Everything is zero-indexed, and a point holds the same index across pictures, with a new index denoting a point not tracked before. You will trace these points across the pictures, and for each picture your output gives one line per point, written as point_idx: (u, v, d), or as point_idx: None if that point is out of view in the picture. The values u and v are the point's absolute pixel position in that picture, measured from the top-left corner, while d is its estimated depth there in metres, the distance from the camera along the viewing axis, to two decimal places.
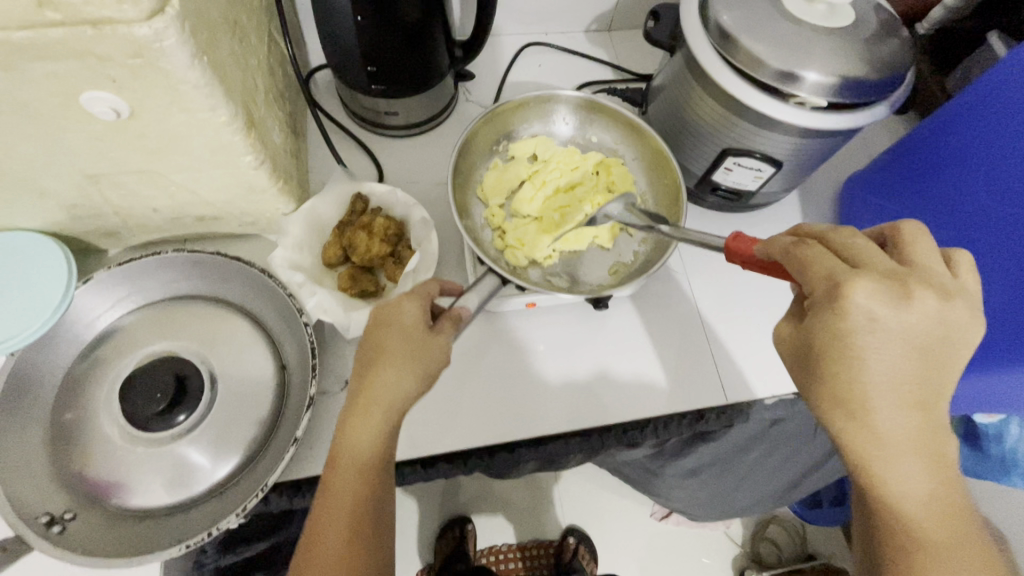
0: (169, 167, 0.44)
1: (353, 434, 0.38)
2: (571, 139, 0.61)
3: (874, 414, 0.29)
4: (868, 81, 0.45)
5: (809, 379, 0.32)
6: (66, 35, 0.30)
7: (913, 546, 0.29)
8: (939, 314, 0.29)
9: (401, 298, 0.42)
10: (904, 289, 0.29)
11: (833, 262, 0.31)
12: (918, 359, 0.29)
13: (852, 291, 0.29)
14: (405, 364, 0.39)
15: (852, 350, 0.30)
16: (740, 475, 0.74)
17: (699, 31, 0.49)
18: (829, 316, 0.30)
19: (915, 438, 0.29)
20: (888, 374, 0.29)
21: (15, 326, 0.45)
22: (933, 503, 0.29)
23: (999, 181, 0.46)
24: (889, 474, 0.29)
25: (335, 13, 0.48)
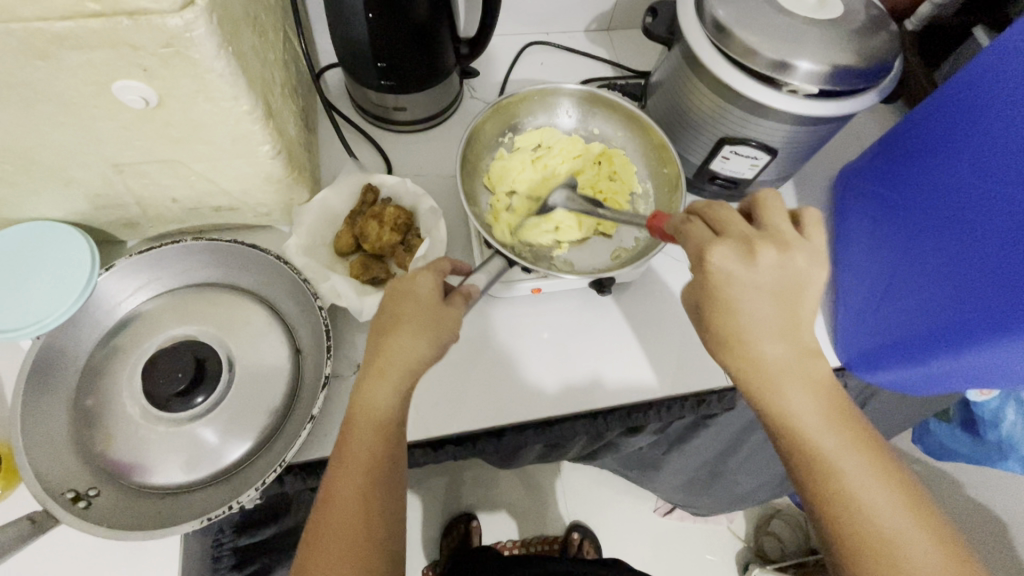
0: (191, 157, 0.46)
1: (371, 394, 0.41)
2: (574, 131, 0.63)
3: (754, 349, 0.37)
4: (859, 69, 0.48)
5: (706, 330, 0.39)
6: (104, 25, 0.32)
7: (811, 455, 0.36)
8: (783, 263, 0.37)
9: (417, 272, 0.45)
10: (750, 247, 0.37)
11: (702, 231, 0.39)
12: (778, 300, 0.37)
13: (712, 254, 0.37)
14: (420, 329, 0.42)
15: (723, 301, 0.37)
16: (741, 460, 0.76)
17: (695, 25, 0.51)
18: (703, 278, 0.38)
19: (786, 364, 0.37)
20: (756, 316, 0.37)
21: (42, 311, 0.46)
22: (817, 416, 0.36)
23: (981, 160, 0.48)
24: (776, 397, 0.37)
25: (348, 11, 0.51)
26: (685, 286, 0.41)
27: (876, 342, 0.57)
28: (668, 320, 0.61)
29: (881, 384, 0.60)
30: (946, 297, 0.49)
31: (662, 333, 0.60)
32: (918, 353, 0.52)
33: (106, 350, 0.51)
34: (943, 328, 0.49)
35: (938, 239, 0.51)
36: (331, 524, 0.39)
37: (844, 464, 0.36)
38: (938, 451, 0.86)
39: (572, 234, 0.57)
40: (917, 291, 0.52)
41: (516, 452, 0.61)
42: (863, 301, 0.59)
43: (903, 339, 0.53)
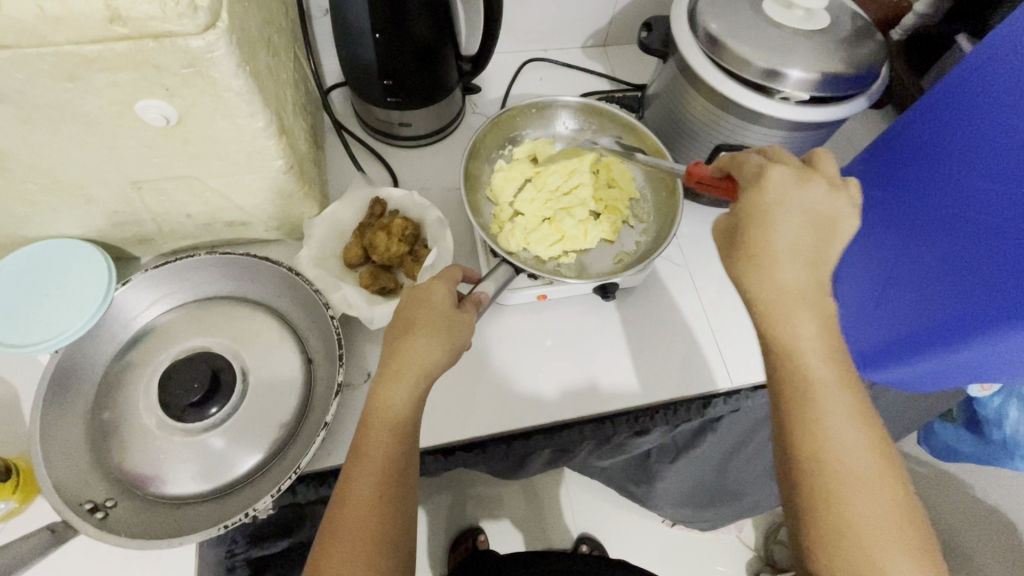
0: (207, 173, 0.47)
1: (388, 395, 0.42)
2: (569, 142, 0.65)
3: (778, 268, 0.40)
4: (847, 76, 0.50)
5: (739, 244, 0.42)
6: (131, 47, 0.34)
7: (800, 386, 0.39)
8: (831, 199, 0.41)
9: (431, 280, 0.47)
10: (805, 176, 0.41)
11: (755, 158, 0.43)
12: (816, 233, 0.40)
13: (770, 172, 0.41)
14: (434, 333, 0.43)
15: (764, 215, 0.40)
16: (748, 467, 0.76)
17: (689, 38, 0.54)
18: (756, 194, 0.41)
19: (805, 294, 0.40)
20: (792, 237, 0.40)
21: (78, 313, 0.48)
22: (816, 351, 0.39)
23: (973, 157, 0.50)
24: (788, 321, 0.39)
25: (356, 31, 0.53)
26: (727, 213, 0.44)
27: (877, 339, 0.58)
28: (673, 324, 0.62)
29: (882, 380, 0.61)
30: (947, 291, 0.49)
31: (668, 337, 0.61)
32: (922, 347, 0.52)
33: (122, 362, 0.52)
34: (944, 322, 0.49)
35: (933, 234, 0.52)
36: (347, 522, 0.40)
37: (829, 405, 0.38)
38: (943, 451, 0.86)
39: (576, 242, 0.58)
40: (918, 286, 0.53)
41: (525, 458, 0.62)
42: (865, 292, 0.60)
43: (906, 334, 0.54)
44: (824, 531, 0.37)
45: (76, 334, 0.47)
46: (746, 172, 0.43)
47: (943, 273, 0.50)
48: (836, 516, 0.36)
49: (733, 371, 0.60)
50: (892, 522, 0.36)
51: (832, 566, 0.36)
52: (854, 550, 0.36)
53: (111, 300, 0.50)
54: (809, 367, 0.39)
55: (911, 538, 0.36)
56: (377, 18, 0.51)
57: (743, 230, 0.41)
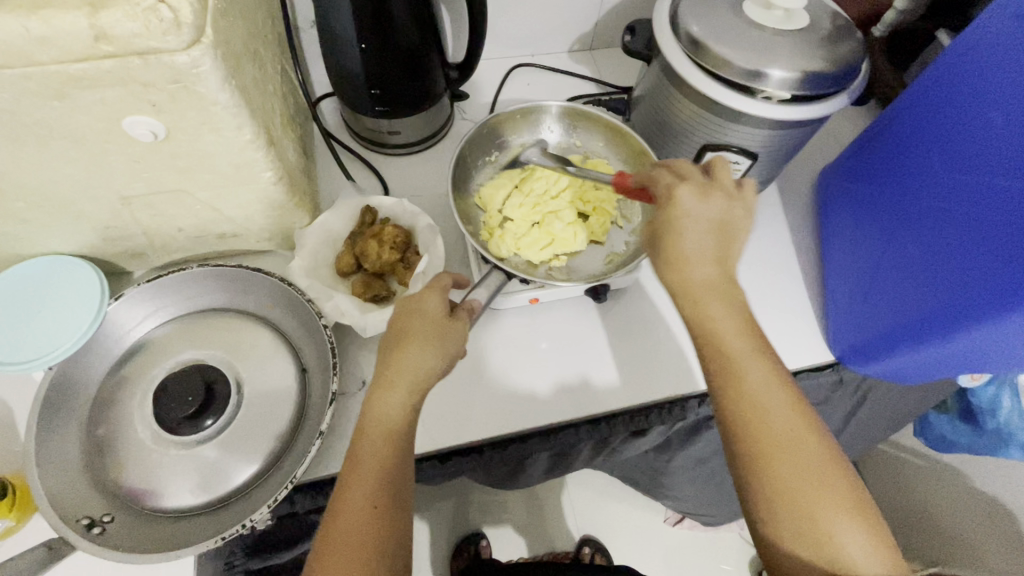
0: (197, 186, 0.48)
1: (383, 404, 0.42)
2: (559, 142, 0.66)
3: (689, 269, 0.42)
4: (829, 74, 0.50)
5: (657, 249, 0.44)
6: (117, 65, 0.34)
7: (722, 360, 0.41)
8: (724, 208, 0.43)
9: (424, 290, 0.47)
10: (705, 192, 0.44)
11: (666, 176, 0.45)
12: (716, 235, 0.43)
13: (675, 192, 0.44)
14: (428, 342, 0.43)
15: (675, 227, 0.43)
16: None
17: (672, 40, 0.54)
18: (665, 210, 0.44)
19: (714, 286, 0.42)
20: (700, 242, 0.42)
21: (74, 328, 0.48)
22: (731, 329, 0.42)
23: (953, 151, 0.50)
24: (705, 307, 0.42)
25: (342, 42, 0.54)
26: (646, 224, 0.46)
27: (868, 332, 0.58)
28: (666, 324, 0.62)
29: (871, 374, 0.62)
30: (937, 285, 0.50)
31: (661, 336, 0.62)
32: (914, 340, 0.53)
33: (116, 377, 0.52)
34: (935, 314, 0.50)
35: (919, 228, 0.53)
36: (343, 532, 0.40)
37: (751, 378, 0.41)
38: (940, 443, 0.86)
39: (566, 245, 0.58)
40: (908, 281, 0.53)
41: (523, 462, 0.63)
42: (855, 287, 0.61)
43: (898, 326, 0.54)
44: (763, 493, 0.39)
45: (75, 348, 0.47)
46: (659, 191, 0.45)
47: (933, 267, 0.50)
48: (769, 478, 0.39)
49: None
50: (820, 478, 0.39)
51: (775, 523, 0.39)
52: (792, 505, 0.38)
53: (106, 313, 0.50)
54: (728, 341, 0.41)
55: (841, 493, 0.38)
56: (362, 29, 0.52)
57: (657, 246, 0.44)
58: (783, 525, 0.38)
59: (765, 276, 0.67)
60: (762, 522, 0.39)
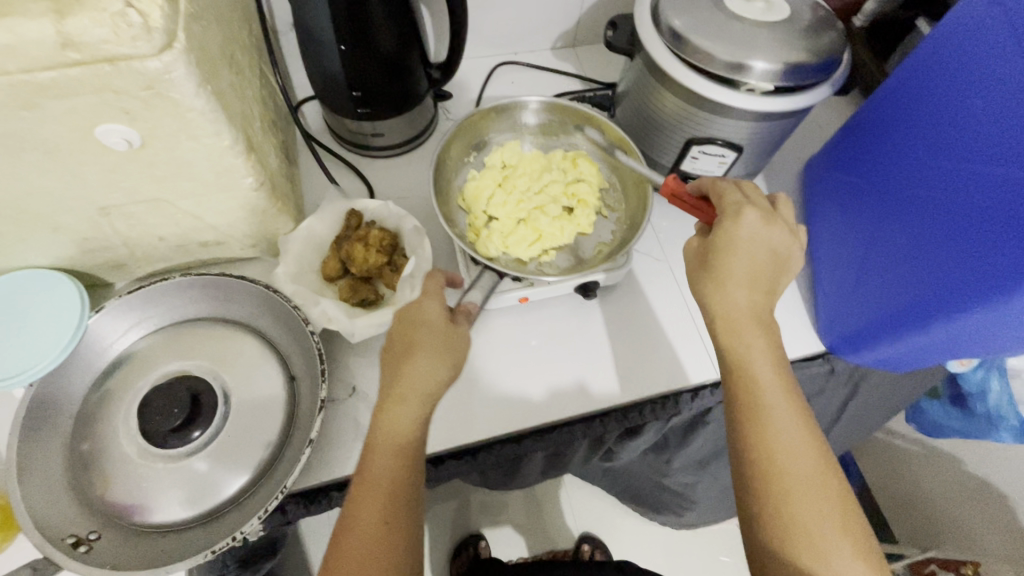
0: (176, 195, 0.47)
1: (392, 420, 0.42)
2: (603, 139, 0.62)
3: (734, 292, 0.45)
4: (811, 65, 0.50)
5: (709, 265, 0.46)
6: (86, 72, 0.34)
7: (749, 392, 0.43)
8: (782, 237, 0.46)
9: (421, 298, 0.47)
10: (770, 219, 0.46)
11: (734, 196, 0.48)
12: (765, 268, 0.45)
13: (736, 213, 0.46)
14: (437, 354, 0.44)
15: (732, 245, 0.45)
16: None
17: (654, 35, 0.54)
18: (729, 224, 0.46)
19: (751, 318, 0.45)
20: (749, 266, 0.45)
21: (54, 342, 0.48)
22: (767, 363, 0.44)
23: (938, 139, 0.50)
24: (742, 337, 0.44)
25: (321, 44, 0.53)
26: (695, 237, 0.49)
27: (857, 322, 0.58)
28: (655, 319, 0.62)
29: (862, 363, 0.62)
30: (925, 274, 0.50)
31: (651, 331, 0.61)
32: (902, 328, 0.53)
33: (99, 392, 0.51)
34: (923, 301, 0.50)
35: (906, 217, 0.53)
36: (354, 547, 0.39)
37: (776, 410, 0.42)
38: (931, 428, 0.87)
39: (554, 240, 0.58)
40: (897, 269, 0.54)
41: (517, 464, 0.62)
42: (844, 276, 0.61)
43: (885, 314, 0.55)
44: (779, 521, 0.40)
45: (55, 362, 0.47)
46: (726, 206, 0.48)
47: (921, 255, 0.50)
48: (787, 512, 0.40)
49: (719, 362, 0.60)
50: (834, 512, 0.40)
51: (785, 552, 0.39)
52: (802, 535, 0.39)
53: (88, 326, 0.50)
54: (760, 376, 0.43)
55: (857, 536, 0.40)
56: (341, 30, 0.51)
57: (710, 258, 0.46)
58: (794, 556, 0.39)
59: None
60: (777, 560, 0.39)
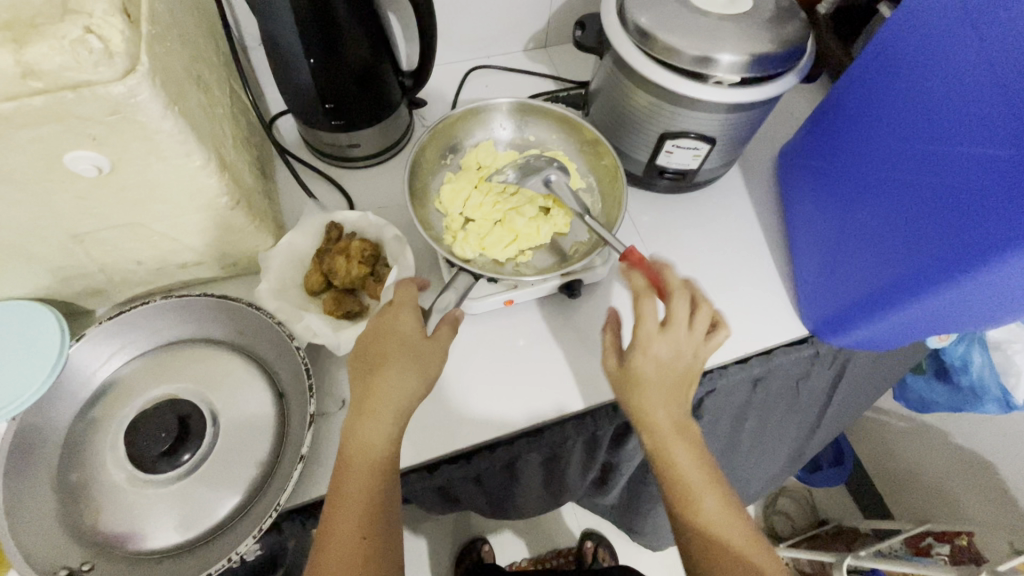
0: (151, 217, 0.46)
1: (365, 433, 0.42)
2: (581, 206, 0.54)
3: (654, 410, 0.46)
4: (774, 55, 0.51)
5: (627, 388, 0.48)
6: (49, 101, 0.33)
7: (680, 492, 0.46)
8: (686, 356, 0.47)
9: (397, 309, 0.47)
10: (677, 346, 0.47)
11: (647, 326, 0.47)
12: (678, 378, 0.47)
13: (645, 350, 0.47)
14: (408, 366, 0.44)
15: (640, 376, 0.47)
16: (746, 448, 0.78)
17: (622, 33, 0.55)
18: (635, 359, 0.47)
19: (672, 424, 0.47)
20: (662, 382, 0.47)
21: (36, 373, 0.47)
22: (691, 462, 0.46)
23: (902, 124, 0.52)
24: (666, 444, 0.46)
25: (288, 59, 0.53)
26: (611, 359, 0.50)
27: (838, 303, 0.59)
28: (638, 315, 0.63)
29: (846, 346, 0.63)
30: (901, 255, 0.51)
31: None
32: (881, 308, 0.54)
33: (85, 420, 0.50)
34: (901, 281, 0.51)
35: (879, 200, 0.54)
36: (332, 563, 0.41)
37: (705, 505, 0.46)
38: (918, 405, 0.88)
39: (531, 240, 0.58)
40: (874, 253, 0.54)
41: (515, 470, 0.62)
42: (822, 262, 0.62)
43: (864, 296, 0.56)
44: None
45: (44, 390, 0.47)
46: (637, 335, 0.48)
47: (896, 238, 0.51)
48: None
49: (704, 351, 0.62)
50: None
51: None
52: None
53: (69, 355, 0.49)
54: (687, 475, 0.46)
55: None
56: (309, 45, 0.51)
57: (627, 389, 0.48)
58: None
59: (734, 257, 0.68)
60: None
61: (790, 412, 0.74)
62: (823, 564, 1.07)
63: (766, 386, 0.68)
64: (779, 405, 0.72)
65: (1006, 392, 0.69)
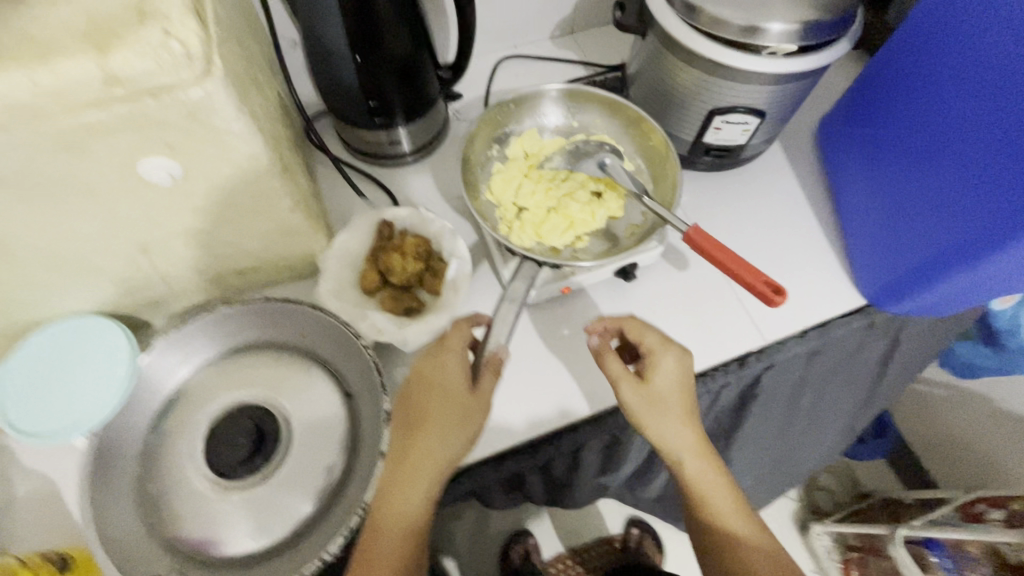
0: (214, 224, 0.46)
1: (401, 498, 0.44)
2: (638, 187, 0.54)
3: (674, 424, 0.50)
4: (829, 21, 0.50)
5: (647, 409, 0.50)
6: (129, 108, 0.33)
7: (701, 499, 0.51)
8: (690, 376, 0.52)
9: (441, 356, 0.48)
10: (683, 362, 0.51)
11: (652, 339, 0.52)
12: (689, 395, 0.51)
13: (659, 358, 0.51)
14: (446, 428, 0.46)
15: (655, 391, 0.50)
16: (801, 424, 0.77)
17: (667, 8, 0.54)
18: (650, 375, 0.51)
19: (690, 438, 0.50)
20: (677, 396, 0.51)
21: (112, 385, 0.48)
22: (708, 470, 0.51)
23: (955, 82, 0.50)
24: (687, 455, 0.50)
25: (334, 57, 0.52)
26: (625, 384, 0.50)
27: (897, 270, 0.58)
28: (691, 296, 0.63)
29: (904, 313, 0.62)
30: (961, 215, 0.50)
31: (691, 307, 0.62)
32: (941, 273, 0.53)
33: (158, 431, 0.50)
34: (962, 244, 0.50)
35: (933, 162, 0.53)
36: None
37: (726, 510, 0.50)
38: (966, 371, 0.87)
39: (586, 225, 0.58)
40: (930, 216, 0.54)
41: (577, 458, 0.62)
42: (877, 230, 0.61)
43: (924, 261, 0.55)
44: None
45: (121, 404, 0.47)
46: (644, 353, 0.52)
47: (956, 199, 0.50)
48: None
49: (763, 327, 0.62)
50: None
51: None
52: None
53: (140, 366, 0.49)
54: (707, 482, 0.50)
55: None
56: (356, 41, 0.50)
57: (648, 409, 0.50)
58: None
59: (783, 232, 0.67)
60: None
61: (846, 384, 0.72)
62: (871, 537, 1.05)
63: (824, 359, 0.67)
64: (835, 378, 0.71)
65: None
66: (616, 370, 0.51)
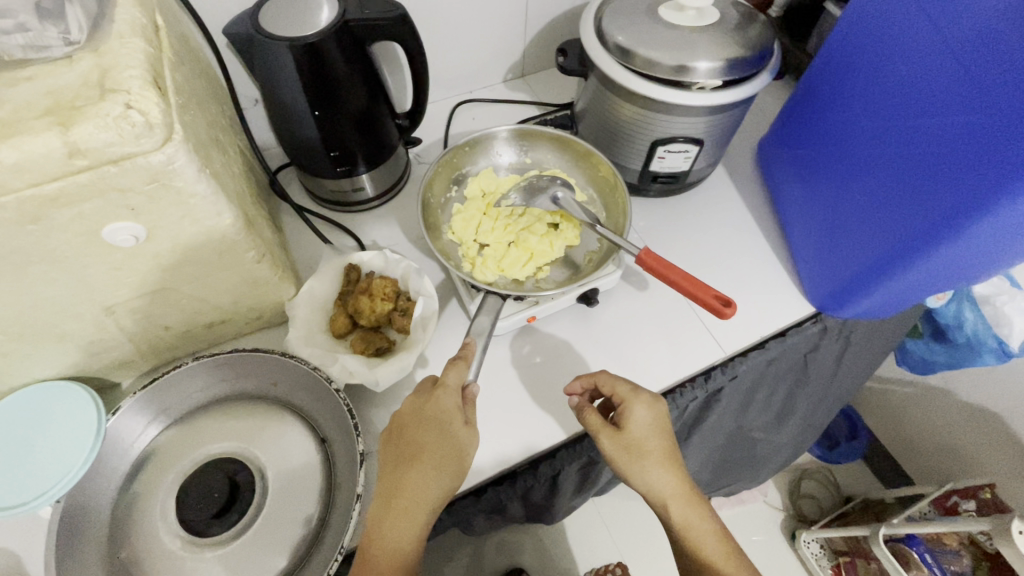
0: (181, 280, 0.47)
1: (393, 534, 0.43)
2: (590, 216, 0.57)
3: (652, 473, 0.52)
4: (747, 58, 0.56)
5: (625, 459, 0.52)
6: (92, 177, 0.35)
7: (686, 538, 0.53)
8: (665, 423, 0.53)
9: (433, 391, 0.48)
10: (655, 411, 0.53)
11: (624, 389, 0.54)
12: (666, 441, 0.53)
13: (634, 408, 0.53)
14: (441, 461, 0.45)
15: (632, 443, 0.52)
16: (757, 425, 0.79)
17: (603, 53, 0.58)
18: (625, 427, 0.52)
19: (670, 484, 0.52)
20: (654, 446, 0.52)
21: (74, 456, 0.46)
22: (691, 512, 0.52)
23: (872, 105, 0.56)
24: (668, 501, 0.52)
25: (293, 113, 0.55)
26: (604, 436, 0.53)
27: (841, 278, 0.62)
28: (652, 315, 0.65)
29: (852, 317, 0.66)
30: (894, 224, 0.54)
31: (653, 326, 0.65)
32: (881, 277, 0.57)
33: (129, 492, 0.49)
34: (898, 250, 0.54)
35: (863, 177, 0.58)
36: None
37: (708, 548, 0.52)
38: (923, 370, 0.91)
39: (546, 256, 0.61)
40: (868, 225, 0.58)
41: (556, 483, 0.62)
42: (820, 242, 0.65)
43: (865, 268, 0.59)
44: None
45: (85, 468, 0.45)
46: (619, 404, 0.53)
47: (888, 209, 0.55)
48: None
49: (722, 340, 0.64)
50: None
51: None
52: None
53: (108, 428, 0.48)
54: (691, 525, 0.52)
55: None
56: (313, 98, 0.53)
57: (628, 458, 0.52)
58: None
59: (732, 248, 0.72)
60: None
61: (798, 385, 0.75)
62: (857, 539, 1.08)
63: (778, 365, 0.69)
64: (788, 380, 0.74)
65: (1002, 341, 0.72)
66: (595, 425, 0.53)
